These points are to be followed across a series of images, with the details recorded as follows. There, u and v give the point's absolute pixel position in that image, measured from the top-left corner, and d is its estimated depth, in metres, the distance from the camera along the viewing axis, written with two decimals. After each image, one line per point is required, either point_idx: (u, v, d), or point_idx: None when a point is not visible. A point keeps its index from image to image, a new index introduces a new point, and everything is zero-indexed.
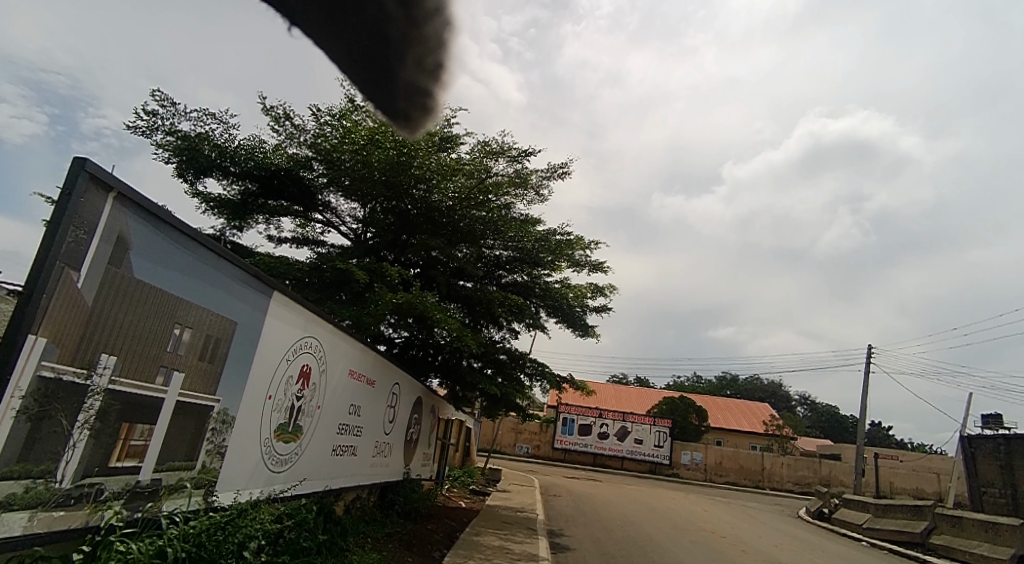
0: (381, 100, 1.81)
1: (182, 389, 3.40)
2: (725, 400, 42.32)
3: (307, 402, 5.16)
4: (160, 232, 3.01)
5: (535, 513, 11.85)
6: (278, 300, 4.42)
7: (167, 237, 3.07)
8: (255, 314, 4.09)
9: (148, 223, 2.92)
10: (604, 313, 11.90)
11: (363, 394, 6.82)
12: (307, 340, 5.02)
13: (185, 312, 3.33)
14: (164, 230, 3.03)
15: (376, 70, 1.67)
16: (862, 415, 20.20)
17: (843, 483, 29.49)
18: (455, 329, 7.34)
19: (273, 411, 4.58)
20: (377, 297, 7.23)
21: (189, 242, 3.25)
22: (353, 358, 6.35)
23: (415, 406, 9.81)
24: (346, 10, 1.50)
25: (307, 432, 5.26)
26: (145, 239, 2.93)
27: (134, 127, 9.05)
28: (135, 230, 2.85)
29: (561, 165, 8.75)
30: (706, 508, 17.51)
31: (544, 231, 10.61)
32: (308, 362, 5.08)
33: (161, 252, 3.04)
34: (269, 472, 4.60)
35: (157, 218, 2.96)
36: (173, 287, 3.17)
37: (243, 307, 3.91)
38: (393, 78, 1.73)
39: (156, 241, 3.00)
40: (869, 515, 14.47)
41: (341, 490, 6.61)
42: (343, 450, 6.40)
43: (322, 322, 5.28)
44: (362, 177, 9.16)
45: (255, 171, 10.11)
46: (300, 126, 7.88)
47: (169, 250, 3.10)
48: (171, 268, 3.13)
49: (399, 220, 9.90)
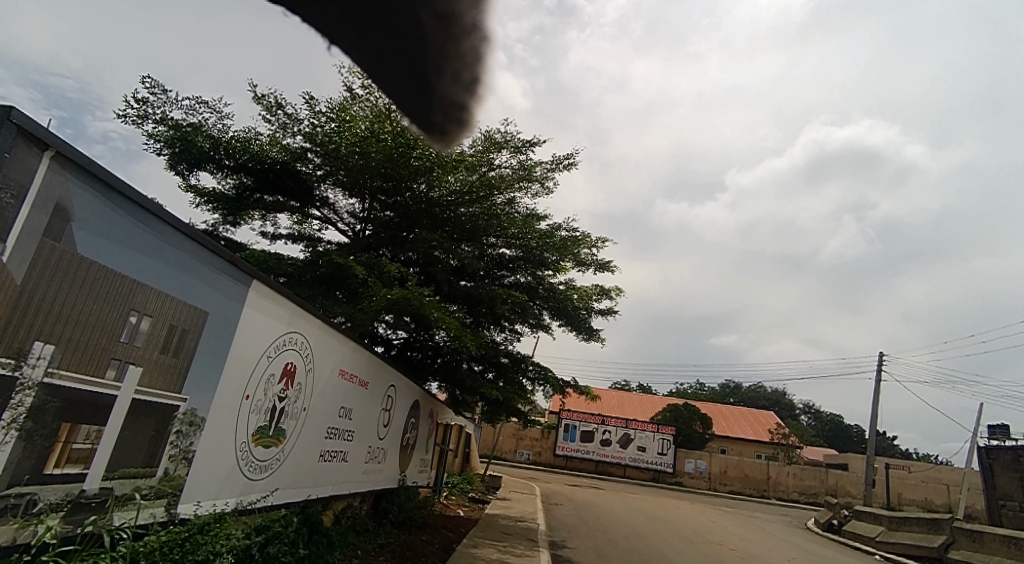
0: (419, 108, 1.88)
1: (141, 386, 3.02)
2: (729, 408, 41.73)
3: (291, 404, 4.76)
4: (111, 203, 2.62)
5: (536, 523, 11.40)
6: (260, 290, 4.01)
7: (119, 209, 2.68)
8: (231, 305, 3.68)
9: (96, 192, 2.53)
10: (611, 317, 11.49)
11: (355, 396, 6.40)
12: (292, 335, 4.61)
13: (144, 297, 2.93)
14: (116, 201, 2.64)
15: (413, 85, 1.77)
16: (873, 423, 19.64)
17: (851, 493, 28.86)
18: (455, 329, 6.93)
19: (252, 412, 4.17)
20: (370, 293, 6.83)
21: (149, 218, 2.85)
22: (344, 358, 5.94)
23: (412, 410, 9.40)
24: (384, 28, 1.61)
25: (291, 436, 4.85)
26: (91, 210, 2.54)
27: (124, 116, 8.66)
28: (77, 198, 2.46)
29: (567, 157, 8.36)
30: (712, 519, 17.01)
31: (548, 229, 10.21)
32: (293, 359, 4.68)
33: (112, 227, 2.65)
34: (246, 480, 4.20)
35: (106, 186, 2.57)
36: (129, 268, 2.78)
37: (216, 295, 3.51)
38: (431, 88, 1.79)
39: (106, 213, 2.61)
40: (883, 528, 13.96)
41: (330, 499, 6.21)
42: (332, 455, 6.00)
43: (310, 317, 4.89)
44: (358, 168, 8.72)
45: (251, 164, 9.72)
46: (293, 115, 7.44)
47: (122, 224, 2.70)
48: (125, 247, 2.73)
49: (398, 215, 9.52)
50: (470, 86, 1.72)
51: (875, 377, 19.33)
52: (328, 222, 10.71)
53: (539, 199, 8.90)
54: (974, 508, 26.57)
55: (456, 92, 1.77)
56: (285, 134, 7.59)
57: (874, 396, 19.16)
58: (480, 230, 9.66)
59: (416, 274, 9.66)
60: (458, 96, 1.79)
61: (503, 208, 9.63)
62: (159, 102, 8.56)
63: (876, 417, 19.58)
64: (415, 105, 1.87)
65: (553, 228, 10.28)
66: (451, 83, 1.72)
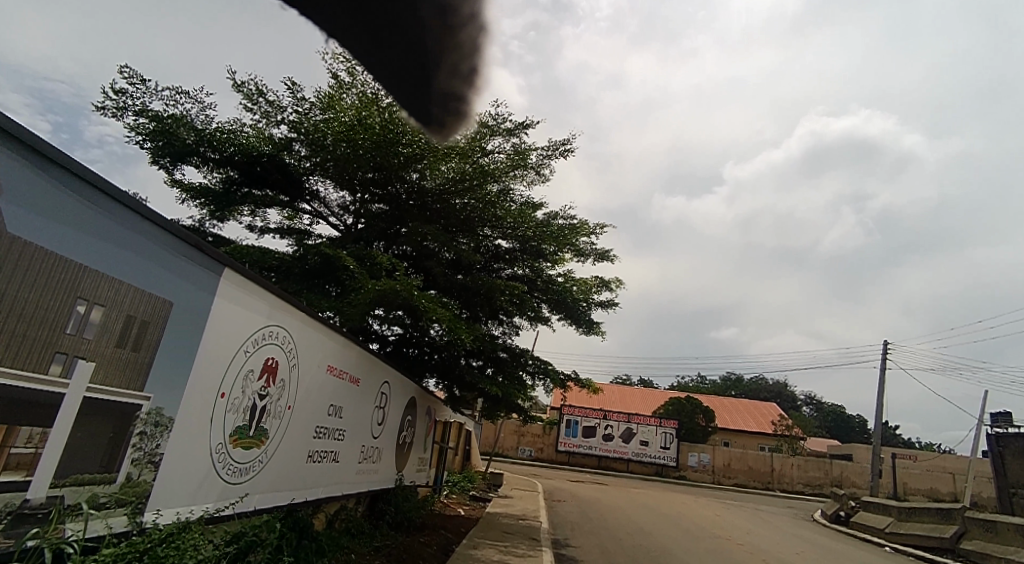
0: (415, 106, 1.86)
1: (95, 383, 2.74)
2: (731, 401, 41.45)
3: (274, 402, 4.47)
4: (49, 177, 2.39)
5: (538, 521, 11.14)
6: (234, 280, 3.71)
7: (60, 185, 2.45)
8: (200, 294, 3.38)
9: (31, 164, 2.30)
10: (611, 310, 11.18)
11: (345, 394, 6.12)
12: (273, 329, 4.31)
13: (96, 284, 2.67)
14: (56, 176, 2.41)
15: (414, 85, 1.78)
16: (878, 413, 19.35)
17: (856, 484, 28.60)
18: (449, 321, 6.65)
19: (229, 411, 3.88)
20: (359, 285, 6.55)
21: (97, 196, 2.62)
22: (333, 353, 5.65)
23: (408, 408, 9.13)
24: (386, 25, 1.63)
25: (274, 436, 4.56)
26: (28, 186, 2.31)
27: (102, 108, 8.36)
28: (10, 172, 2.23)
29: (564, 142, 8.03)
30: (717, 513, 16.76)
31: (545, 218, 9.90)
32: (275, 354, 4.38)
33: (53, 205, 2.42)
34: (223, 484, 3.91)
35: (42, 158, 2.34)
36: (77, 250, 2.54)
37: (181, 283, 3.22)
38: (429, 85, 1.78)
39: (44, 188, 2.38)
40: (892, 519, 13.71)
41: (321, 501, 5.95)
42: (322, 456, 5.71)
43: (294, 310, 4.59)
44: (346, 157, 8.38)
45: (237, 157, 9.40)
46: (275, 103, 7.10)
47: (64, 201, 2.47)
48: (71, 226, 2.50)
49: (390, 207, 9.22)
50: (469, 76, 1.70)
51: (881, 365, 19.03)
52: (319, 217, 10.41)
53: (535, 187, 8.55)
54: (980, 496, 26.34)
55: (456, 84, 1.74)
56: (268, 122, 7.28)
57: (879, 384, 18.89)
58: (475, 222, 9.36)
59: (410, 268, 9.41)
60: (459, 89, 1.75)
61: (497, 198, 9.26)
62: (138, 92, 8.25)
63: (882, 406, 19.31)
64: (415, 103, 1.84)
65: (551, 218, 9.96)
66: (450, 77, 1.70)
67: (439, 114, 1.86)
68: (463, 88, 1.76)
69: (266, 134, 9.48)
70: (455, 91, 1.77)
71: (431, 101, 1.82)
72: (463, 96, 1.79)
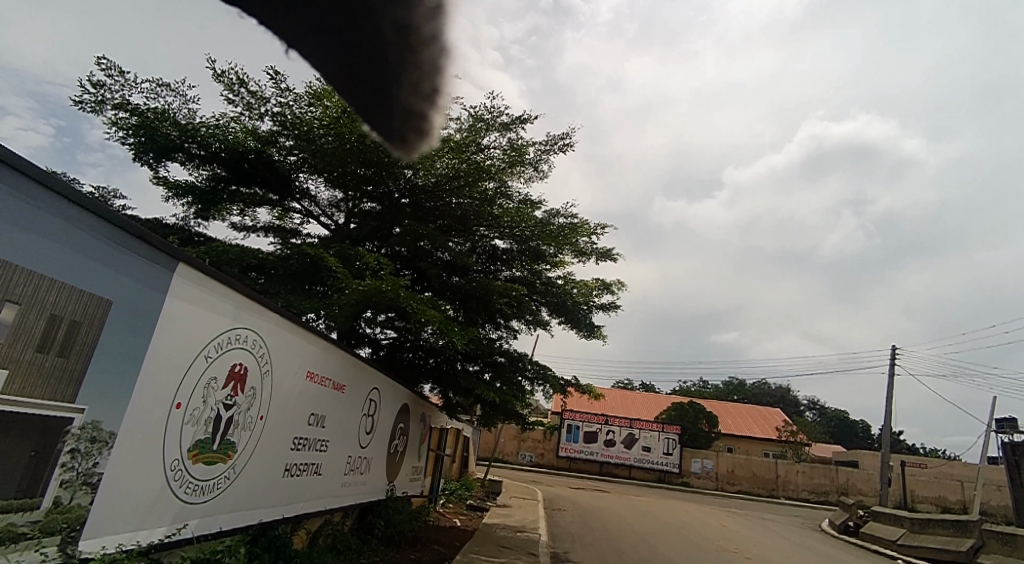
0: (376, 117, 1.79)
1: (7, 394, 2.36)
2: (735, 406, 40.97)
3: (242, 412, 4.07)
4: (34, 199, 2.40)
5: (537, 533, 10.69)
6: (190, 279, 3.34)
7: (45, 204, 2.45)
8: (147, 293, 3.03)
9: (11, 185, 2.31)
10: (613, 313, 10.76)
11: (328, 401, 5.71)
12: (239, 332, 3.90)
13: (56, 298, 2.54)
14: (40, 195, 2.42)
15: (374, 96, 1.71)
16: (887, 420, 18.89)
17: (862, 492, 28.08)
18: (438, 321, 6.27)
19: (187, 423, 3.48)
20: (343, 285, 6.18)
21: (79, 212, 2.59)
22: (312, 357, 5.24)
23: (401, 415, 8.71)
24: (350, 30, 1.56)
25: (242, 449, 4.15)
26: (11, 205, 2.32)
27: (80, 102, 8.00)
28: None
29: (564, 136, 7.63)
30: (722, 522, 16.31)
31: (544, 217, 9.50)
32: (243, 360, 3.98)
33: (37, 224, 2.42)
34: (179, 504, 3.51)
35: (26, 178, 2.36)
36: (58, 265, 2.52)
37: (129, 280, 2.90)
38: (390, 99, 1.72)
39: (31, 211, 2.39)
40: (905, 531, 13.25)
41: (302, 518, 5.54)
42: (302, 469, 5.30)
43: (266, 311, 4.21)
44: (334, 152, 8.00)
45: (224, 154, 9.03)
46: (258, 93, 6.70)
47: (47, 221, 2.47)
48: (57, 242, 2.51)
49: (383, 206, 8.83)
50: (430, 93, 1.68)
51: (889, 371, 18.53)
52: (310, 216, 10.02)
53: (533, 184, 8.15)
54: (990, 504, 25.82)
55: (416, 101, 1.71)
56: (251, 114, 6.88)
57: (888, 391, 18.42)
58: (470, 222, 8.94)
59: (404, 271, 8.99)
60: (419, 106, 1.73)
61: (494, 195, 8.84)
62: (117, 84, 7.89)
63: (890, 414, 18.82)
64: (375, 113, 1.78)
65: (550, 217, 9.54)
66: (411, 93, 1.66)
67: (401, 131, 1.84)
68: (424, 104, 1.74)
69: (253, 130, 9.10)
70: (415, 108, 1.74)
71: (392, 113, 1.78)
72: (424, 112, 1.76)
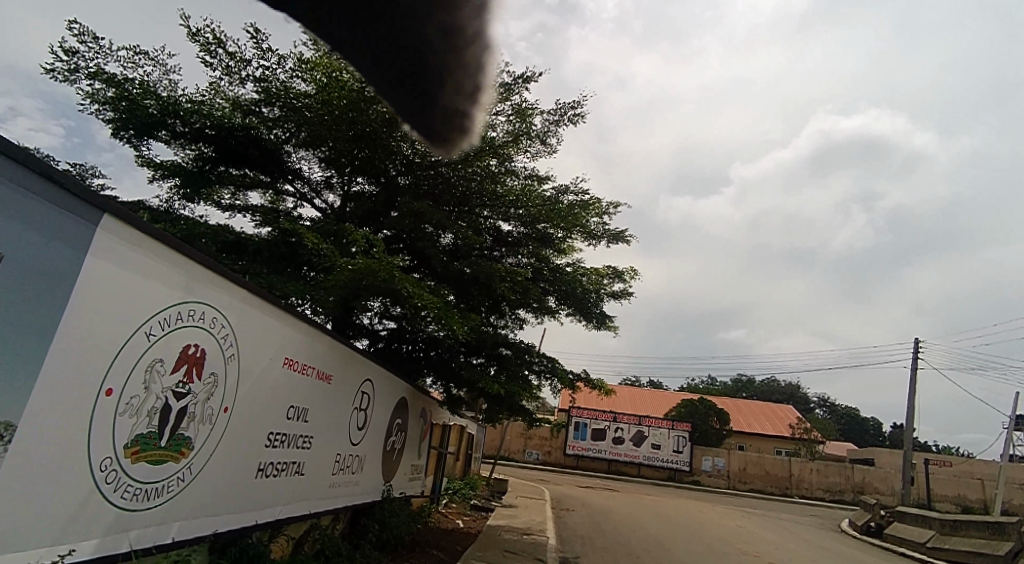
0: (409, 111, 1.45)
1: None
2: (745, 403, 40.18)
3: (199, 403, 3.46)
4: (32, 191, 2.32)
5: (545, 536, 10.04)
6: (130, 242, 2.78)
7: (33, 194, 2.34)
8: (76, 259, 2.51)
9: (7, 176, 2.23)
10: (625, 301, 10.11)
11: (311, 393, 5.08)
12: (194, 307, 3.29)
13: None
14: (30, 184, 2.31)
15: (406, 87, 1.38)
16: (909, 415, 18.14)
17: (879, 490, 27.29)
18: (435, 305, 5.52)
19: (123, 413, 2.89)
20: (330, 261, 5.34)
21: (58, 195, 2.42)
22: (290, 342, 4.60)
23: (398, 409, 8.11)
24: (375, 15, 1.23)
25: (200, 446, 3.55)
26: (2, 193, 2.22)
27: (52, 71, 7.45)
28: None
29: (574, 104, 6.90)
30: (738, 523, 15.63)
31: (552, 195, 8.80)
32: (198, 341, 3.37)
33: (23, 212, 2.30)
34: (113, 511, 2.91)
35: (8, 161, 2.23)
36: (35, 254, 2.35)
37: (39, 237, 2.36)
38: (426, 91, 1.38)
39: (24, 201, 2.30)
40: (933, 532, 12.57)
41: (282, 525, 4.95)
42: (279, 468, 4.68)
43: (229, 284, 3.59)
44: (325, 124, 7.40)
45: (209, 131, 8.45)
46: (237, 54, 6.09)
47: (35, 211, 2.35)
48: (41, 234, 2.37)
49: (379, 185, 8.20)
50: (471, 91, 1.31)
51: (912, 365, 17.73)
52: (304, 199, 9.45)
53: (540, 159, 7.47)
54: (1012, 503, 24.96)
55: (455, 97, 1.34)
56: (230, 79, 6.29)
57: (911, 384, 17.64)
58: (472, 202, 8.32)
59: (409, 261, 8.35)
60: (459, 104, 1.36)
61: (498, 174, 8.27)
62: (91, 52, 7.31)
63: (913, 412, 18.11)
64: (406, 106, 1.44)
65: (559, 195, 8.87)
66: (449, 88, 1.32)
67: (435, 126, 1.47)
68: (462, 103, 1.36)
69: (239, 102, 8.58)
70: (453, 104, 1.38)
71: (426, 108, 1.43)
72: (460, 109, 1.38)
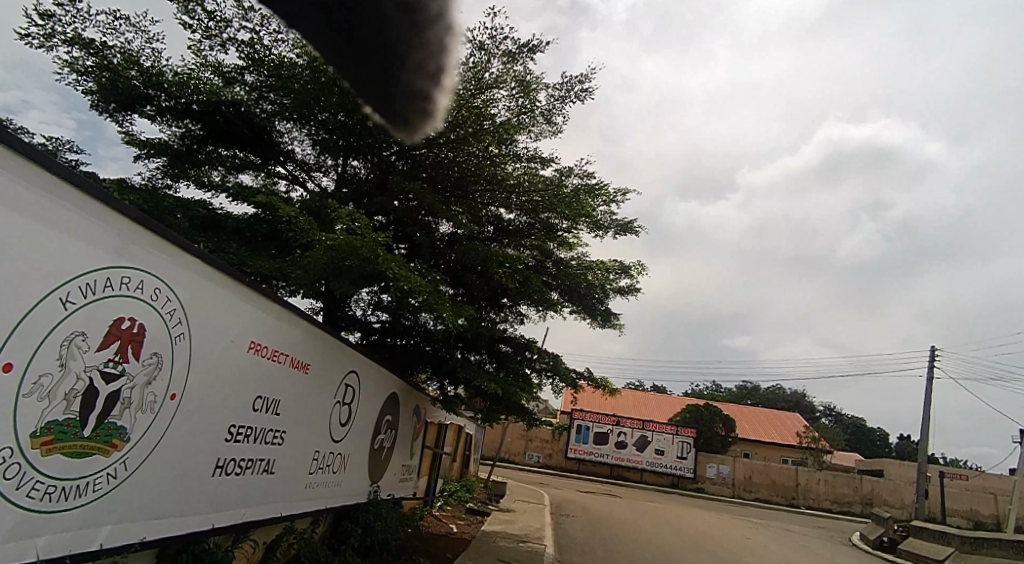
0: (386, 97, 2.30)
1: None
2: (751, 410, 39.49)
3: (136, 388, 2.97)
4: None
5: (543, 544, 9.49)
6: (41, 187, 2.32)
7: None
8: None
9: None
10: (633, 297, 9.60)
11: (283, 383, 4.58)
12: (129, 275, 2.82)
13: None
14: None
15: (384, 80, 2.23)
16: (924, 425, 17.48)
17: (889, 503, 26.54)
18: (424, 290, 4.98)
19: (30, 395, 2.39)
20: (308, 237, 4.82)
21: None
22: (258, 325, 4.12)
23: (388, 405, 7.60)
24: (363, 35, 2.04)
25: (139, 438, 3.05)
26: None
27: (26, 35, 7.02)
28: None
29: (582, 79, 6.37)
30: (744, 533, 15.09)
31: (555, 180, 8.31)
32: (135, 314, 2.88)
33: None
34: (18, 512, 2.42)
35: None
36: None
37: None
38: (396, 81, 2.22)
39: None
40: (953, 550, 11.99)
41: (248, 529, 4.43)
42: (243, 466, 4.17)
43: (177, 250, 3.11)
44: (314, 96, 6.95)
45: (196, 106, 8.00)
46: (217, 13, 5.65)
47: None
48: None
49: (375, 167, 7.73)
50: (432, 72, 2.12)
51: (927, 374, 17.08)
52: (296, 182, 9.00)
53: (544, 139, 6.99)
54: None
55: (420, 80, 2.17)
56: (210, 41, 5.85)
57: (927, 394, 17.00)
58: (472, 188, 7.82)
59: (400, 247, 7.82)
60: (423, 85, 2.19)
61: (499, 156, 7.78)
62: (67, 15, 6.87)
63: (927, 424, 17.52)
64: (385, 96, 2.29)
65: (565, 182, 8.39)
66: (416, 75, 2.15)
67: (405, 110, 2.37)
68: (427, 84, 2.20)
69: (218, 66, 8.10)
70: (422, 89, 2.23)
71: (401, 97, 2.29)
72: (428, 92, 2.24)
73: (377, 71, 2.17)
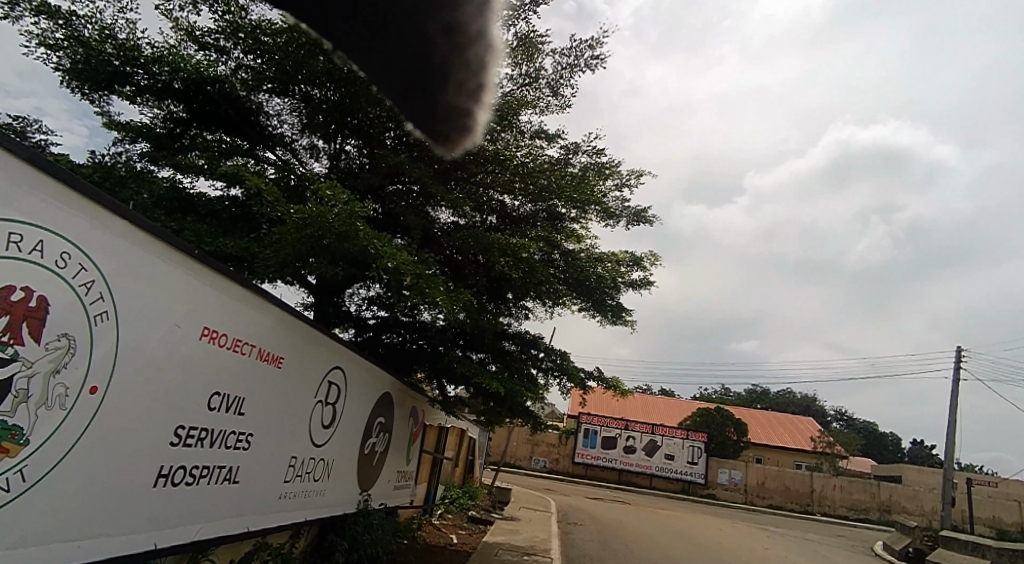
0: (421, 119, 2.74)
1: None
2: (764, 413, 38.55)
3: (36, 377, 2.38)
4: None
5: (550, 556, 8.86)
6: None
7: None
8: None
9: None
10: (646, 291, 8.97)
11: (249, 379, 3.97)
12: (22, 232, 2.24)
13: None
14: None
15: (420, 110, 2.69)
16: (950, 428, 16.67)
17: (907, 510, 25.69)
18: (413, 273, 4.37)
19: None
20: (277, 212, 4.21)
21: None
22: (215, 309, 3.51)
23: (381, 406, 6.99)
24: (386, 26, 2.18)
25: (43, 438, 2.45)
26: None
27: None
28: None
29: (593, 44, 5.72)
30: (762, 543, 14.39)
31: (562, 162, 7.72)
32: (32, 282, 2.31)
33: None
34: None
35: None
36: None
37: None
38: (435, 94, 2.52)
39: None
40: None
41: (205, 548, 3.82)
42: (196, 474, 3.55)
43: (91, 206, 2.54)
44: (299, 63, 6.36)
45: (177, 84, 7.41)
46: None
47: None
48: None
49: (370, 151, 7.12)
50: (473, 90, 2.43)
51: (954, 374, 16.27)
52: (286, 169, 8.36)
53: (551, 114, 6.35)
54: None
55: (460, 95, 2.47)
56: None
57: (954, 397, 16.23)
58: (472, 172, 7.23)
59: (392, 234, 7.15)
60: (463, 100, 2.49)
61: (501, 136, 7.17)
62: None
63: (954, 427, 16.70)
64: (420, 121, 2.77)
65: (574, 166, 7.78)
66: (457, 87, 2.42)
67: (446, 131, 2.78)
68: (467, 101, 2.52)
69: (191, 28, 7.49)
70: (462, 105, 2.55)
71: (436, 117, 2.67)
72: (468, 109, 2.58)
73: (409, 77, 2.46)
